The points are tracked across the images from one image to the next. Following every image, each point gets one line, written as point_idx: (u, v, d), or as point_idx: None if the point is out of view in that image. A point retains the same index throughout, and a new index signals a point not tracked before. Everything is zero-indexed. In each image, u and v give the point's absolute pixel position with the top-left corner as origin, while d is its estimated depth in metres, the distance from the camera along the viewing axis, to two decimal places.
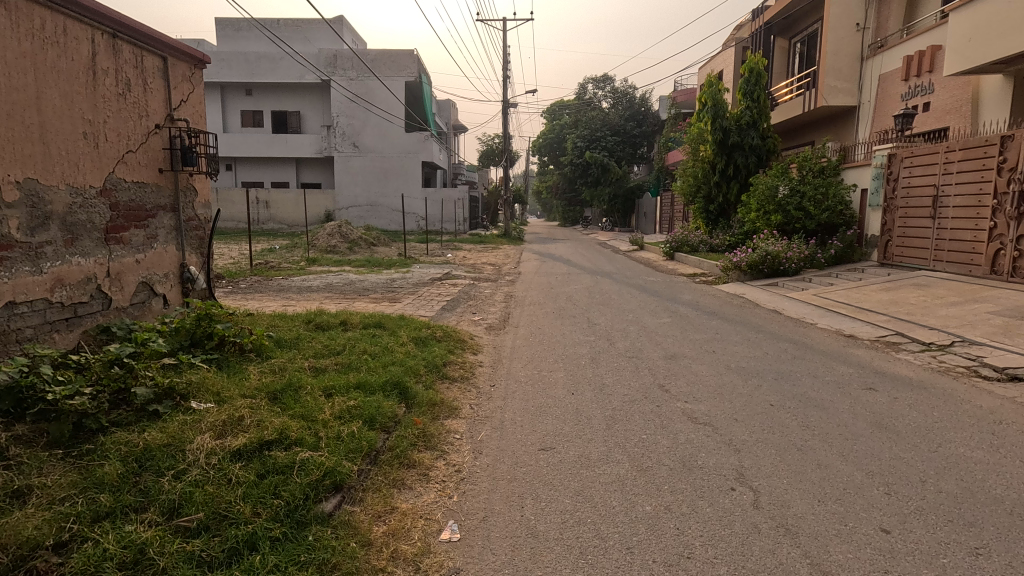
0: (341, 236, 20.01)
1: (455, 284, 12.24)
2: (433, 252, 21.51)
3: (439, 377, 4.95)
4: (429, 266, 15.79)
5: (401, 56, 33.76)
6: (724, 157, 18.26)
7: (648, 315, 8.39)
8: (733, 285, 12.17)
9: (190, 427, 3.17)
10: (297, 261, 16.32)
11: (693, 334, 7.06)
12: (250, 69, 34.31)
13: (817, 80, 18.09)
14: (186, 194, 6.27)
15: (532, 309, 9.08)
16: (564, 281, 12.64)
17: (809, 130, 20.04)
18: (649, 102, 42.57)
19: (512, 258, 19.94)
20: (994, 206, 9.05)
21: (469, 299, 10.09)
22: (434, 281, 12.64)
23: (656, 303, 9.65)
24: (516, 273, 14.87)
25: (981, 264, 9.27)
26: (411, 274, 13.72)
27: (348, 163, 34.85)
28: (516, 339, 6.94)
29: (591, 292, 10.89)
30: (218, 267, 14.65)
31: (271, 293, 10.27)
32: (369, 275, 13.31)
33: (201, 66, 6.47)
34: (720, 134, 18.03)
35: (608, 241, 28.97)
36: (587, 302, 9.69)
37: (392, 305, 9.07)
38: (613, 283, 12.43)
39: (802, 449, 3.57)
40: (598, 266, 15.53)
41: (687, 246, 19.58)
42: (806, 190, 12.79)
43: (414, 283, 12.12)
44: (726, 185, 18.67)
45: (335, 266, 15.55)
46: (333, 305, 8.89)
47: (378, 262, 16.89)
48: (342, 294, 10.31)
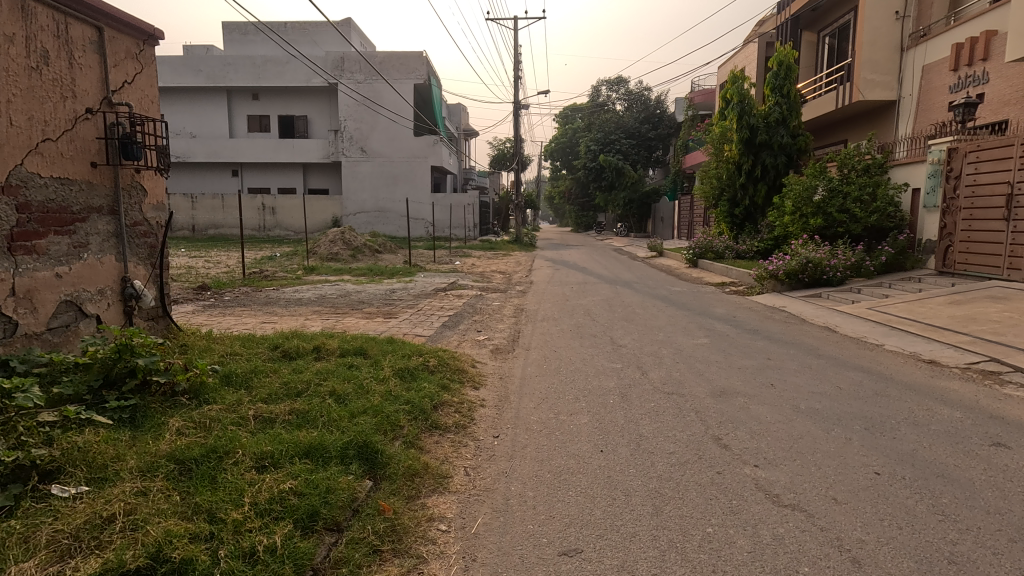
0: (343, 242, 19.03)
1: (461, 295, 11.18)
2: (440, 260, 20.49)
3: (426, 427, 3.81)
4: (434, 275, 14.74)
5: (409, 58, 32.93)
6: (752, 157, 16.98)
7: (681, 333, 7.22)
8: (769, 295, 10.94)
9: (24, 541, 2.05)
10: (294, 269, 15.38)
11: (741, 359, 5.87)
12: (258, 73, 33.78)
13: (852, 73, 16.81)
14: (130, 194, 5.23)
15: (545, 325, 7.96)
16: (580, 292, 11.51)
17: (841, 128, 18.72)
18: (664, 104, 41.31)
19: (523, 265, 18.86)
20: None
21: (474, 313, 8.99)
22: (438, 291, 11.59)
23: (687, 318, 8.48)
24: (527, 282, 13.77)
25: None
26: (415, 284, 12.71)
27: (356, 168, 34.06)
28: (527, 365, 5.81)
29: (611, 305, 9.74)
30: (208, 276, 13.71)
31: (255, 307, 9.24)
32: (368, 285, 12.29)
33: (150, 42, 5.43)
34: (747, 132, 16.78)
35: (624, 247, 27.77)
36: (607, 316, 8.55)
37: (388, 321, 8.00)
38: (635, 293, 11.27)
39: (959, 565, 2.36)
40: (616, 274, 14.37)
41: (712, 253, 18.08)
42: (850, 190, 11.53)
43: (416, 295, 11.08)
44: (753, 187, 17.38)
45: (333, 274, 14.55)
46: (320, 321, 7.83)
47: (381, 270, 15.90)
48: (334, 307, 9.27)
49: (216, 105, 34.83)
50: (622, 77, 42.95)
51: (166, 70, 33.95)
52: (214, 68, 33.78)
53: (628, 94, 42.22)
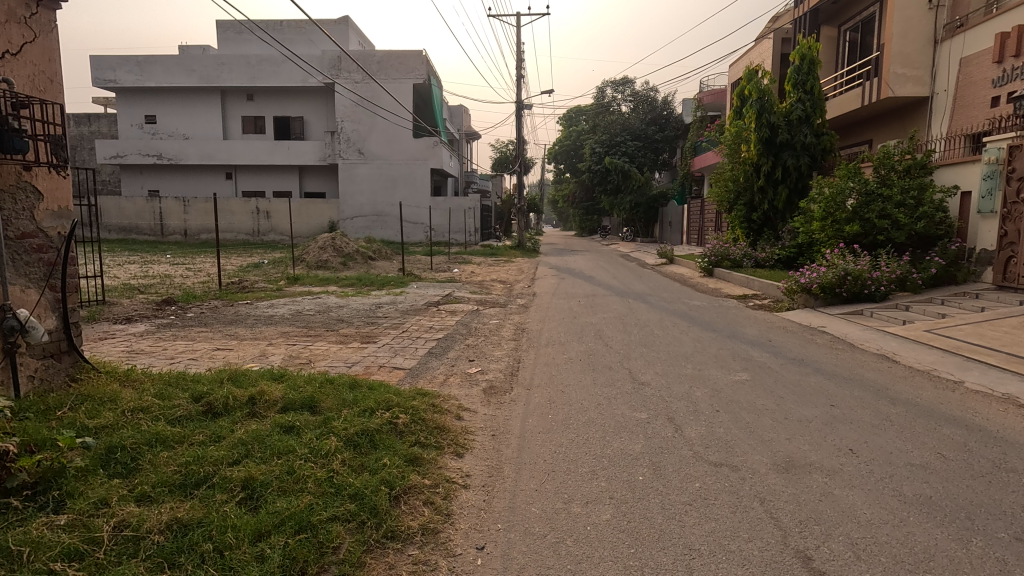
0: (334, 249, 17.89)
1: (456, 311, 9.99)
2: (438, 267, 19.38)
3: (376, 540, 2.60)
4: (428, 285, 13.60)
5: (408, 57, 31.89)
6: (772, 158, 15.78)
7: (712, 365, 6.01)
8: (802, 312, 9.72)
9: None
10: (277, 279, 14.24)
11: (798, 406, 4.65)
12: (253, 73, 32.76)
13: (880, 67, 15.61)
14: (16, 196, 4.07)
15: (548, 352, 6.75)
16: (588, 307, 10.33)
17: (868, 127, 17.50)
18: (672, 105, 40.10)
19: (525, 273, 17.72)
20: (1005, 214, 8.98)
21: (467, 335, 7.80)
22: (430, 306, 10.42)
23: (716, 341, 7.27)
24: (530, 294, 12.60)
25: (993, 275, 9.16)
26: (407, 297, 11.55)
27: (353, 171, 32.94)
28: (528, 414, 4.60)
29: (624, 324, 8.54)
30: (181, 287, 12.59)
31: (216, 326, 8.09)
32: (354, 299, 11.13)
33: (51, 4, 4.30)
34: (767, 131, 15.55)
35: (631, 253, 26.58)
36: (621, 339, 7.34)
37: (365, 348, 6.82)
38: (651, 309, 10.08)
39: None
40: (626, 285, 13.21)
41: (728, 261, 16.61)
42: (891, 193, 10.32)
43: (405, 310, 9.91)
44: (773, 190, 16.16)
45: (319, 285, 13.41)
46: (284, 349, 6.64)
47: (371, 279, 14.74)
48: (306, 327, 8.09)
49: (210, 106, 33.85)
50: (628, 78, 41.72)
51: (158, 69, 32.93)
52: (208, 68, 32.81)
53: (634, 95, 41.00)
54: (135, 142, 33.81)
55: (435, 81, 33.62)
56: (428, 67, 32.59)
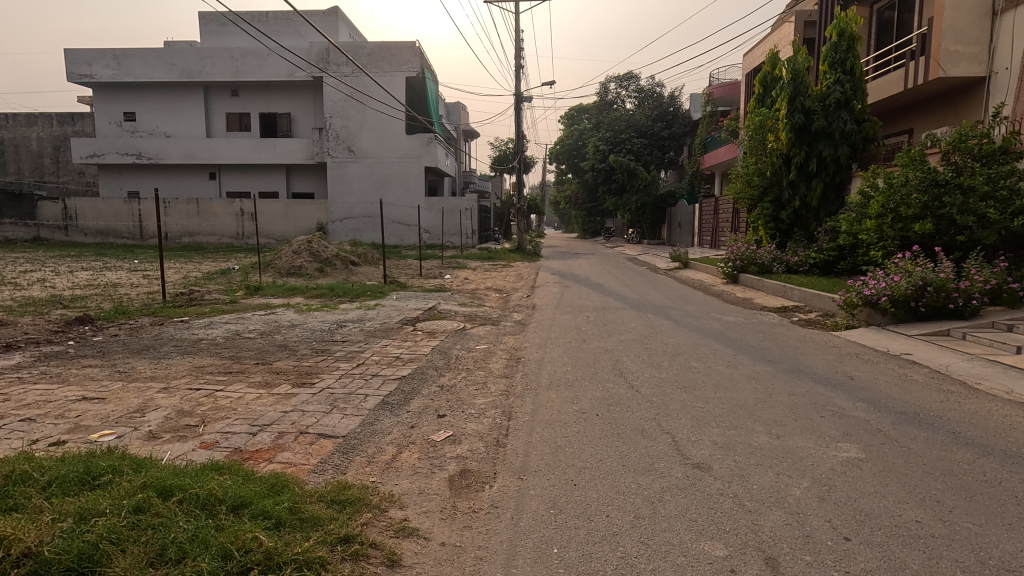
0: (309, 253, 15.99)
1: (434, 332, 8.02)
2: (428, 274, 17.48)
3: None
4: (410, 294, 11.67)
5: (401, 49, 30.03)
6: (805, 148, 13.86)
7: (796, 429, 4.02)
8: (867, 332, 7.76)
9: None
10: (235, 288, 12.32)
11: (988, 531, 2.68)
12: (236, 66, 30.92)
13: (928, 44, 13.68)
14: None
15: (551, 404, 4.75)
16: (598, 325, 8.37)
17: (910, 114, 15.63)
18: (678, 101, 38.27)
19: (524, 280, 15.82)
20: None
21: (442, 371, 5.83)
22: (404, 325, 8.45)
23: (781, 381, 5.28)
24: (528, 307, 10.64)
25: None
26: (381, 311, 9.63)
27: (343, 170, 31.12)
28: (517, 551, 2.62)
29: (649, 351, 6.58)
30: (116, 300, 10.68)
31: (112, 358, 6.14)
32: (315, 315, 9.18)
33: None
34: (801, 117, 13.59)
35: (639, 257, 24.63)
36: (650, 379, 5.37)
37: (293, 396, 4.83)
38: (679, 328, 8.12)
39: None
40: (640, 296, 11.30)
41: (755, 266, 14.33)
42: (975, 183, 8.51)
43: (371, 331, 7.94)
44: (805, 185, 14.25)
45: (282, 296, 11.51)
46: (176, 400, 4.66)
47: (346, 288, 12.83)
48: (232, 359, 6.13)
49: (192, 103, 32.04)
50: (633, 73, 39.65)
51: (136, 63, 31.05)
52: (189, 62, 31.03)
53: (639, 90, 39.03)
54: (112, 140, 31.93)
55: (429, 75, 31.79)
56: (422, 59, 30.78)
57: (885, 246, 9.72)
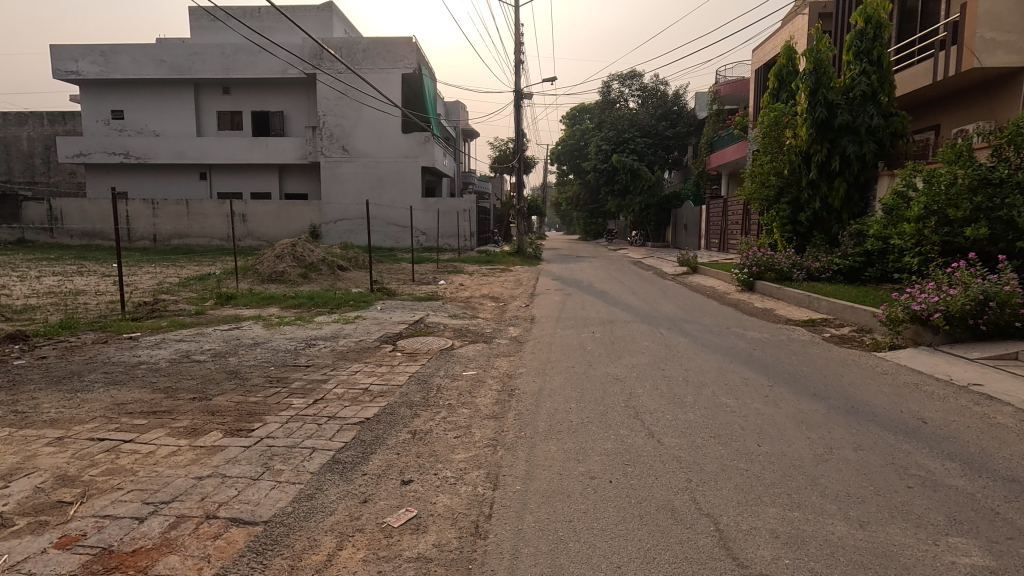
0: (293, 257, 14.96)
1: (416, 353, 6.93)
2: (421, 280, 16.42)
3: None
4: (396, 305, 10.61)
5: (397, 45, 29.05)
6: (827, 145, 12.80)
7: (886, 515, 2.93)
8: (919, 354, 6.68)
9: None
10: (206, 297, 11.29)
11: None
12: (227, 63, 29.98)
13: (960, 32, 12.58)
14: None
15: (551, 464, 3.67)
16: (606, 344, 7.32)
17: (939, 109, 14.59)
18: (683, 99, 37.20)
19: (522, 286, 14.78)
20: None
21: (417, 411, 4.75)
22: (383, 344, 7.38)
23: (841, 427, 4.19)
24: (526, 320, 9.55)
25: None
26: (361, 326, 8.56)
27: (336, 170, 30.12)
28: None
29: (669, 380, 5.51)
30: (70, 312, 9.64)
31: (21, 391, 5.08)
32: (285, 330, 8.13)
33: None
34: (824, 111, 12.52)
35: (644, 261, 23.54)
36: (674, 425, 4.29)
37: (220, 450, 3.75)
38: (699, 348, 7.06)
39: None
40: (650, 306, 10.24)
41: (773, 272, 13.25)
42: None
43: (344, 352, 6.85)
44: (827, 184, 13.19)
45: (255, 306, 10.47)
46: (64, 458, 3.59)
47: (329, 297, 11.79)
48: (166, 392, 5.07)
49: (181, 100, 31.05)
50: (636, 71, 38.48)
51: (123, 59, 30.06)
52: (179, 58, 30.09)
53: (642, 89, 37.91)
54: (99, 139, 30.93)
55: (427, 72, 30.78)
56: (418, 56, 29.77)
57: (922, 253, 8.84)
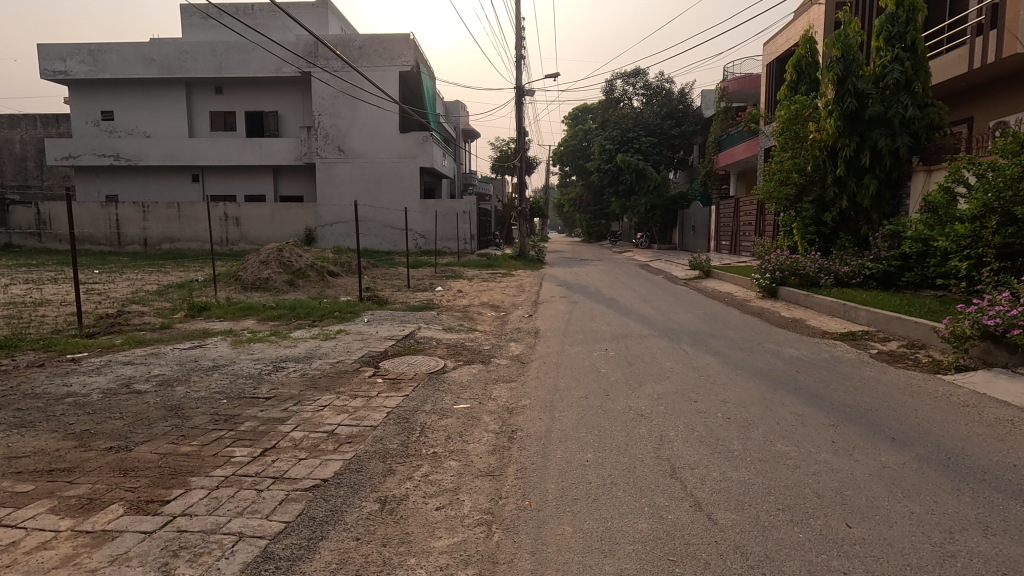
0: (278, 263, 13.97)
1: (400, 379, 5.86)
2: (417, 286, 15.40)
3: None
4: (386, 316, 9.59)
5: (394, 42, 28.09)
6: (856, 138, 11.77)
7: None
8: (995, 378, 5.62)
9: None
10: (179, 307, 10.29)
11: None
12: (219, 62, 29.10)
13: (1000, 14, 11.51)
14: None
15: (567, 563, 2.64)
16: (624, 366, 6.27)
17: (973, 99, 13.53)
18: (688, 97, 36.16)
19: (525, 293, 13.76)
20: None
21: (392, 467, 3.72)
22: (363, 367, 6.34)
23: (950, 496, 3.15)
24: (529, 334, 8.49)
25: None
26: (342, 343, 7.51)
27: (332, 171, 29.15)
28: None
29: (707, 420, 4.46)
30: (19, 326, 8.62)
31: None
32: (254, 349, 7.10)
33: None
34: (853, 101, 11.50)
35: (652, 265, 22.45)
36: (728, 494, 3.24)
37: (110, 541, 2.72)
38: (735, 370, 6.00)
39: None
40: (666, 318, 9.19)
41: (798, 278, 12.17)
42: None
43: (316, 378, 5.80)
44: (856, 182, 12.15)
45: (230, 318, 9.46)
46: None
47: (313, 306, 10.79)
48: (78, 439, 4.03)
49: (172, 100, 30.15)
50: (640, 69, 37.43)
51: (113, 58, 29.21)
52: (170, 57, 29.20)
53: (646, 87, 36.91)
54: (89, 141, 30.04)
55: (424, 70, 29.80)
56: (416, 53, 28.81)
57: (975, 255, 8.07)
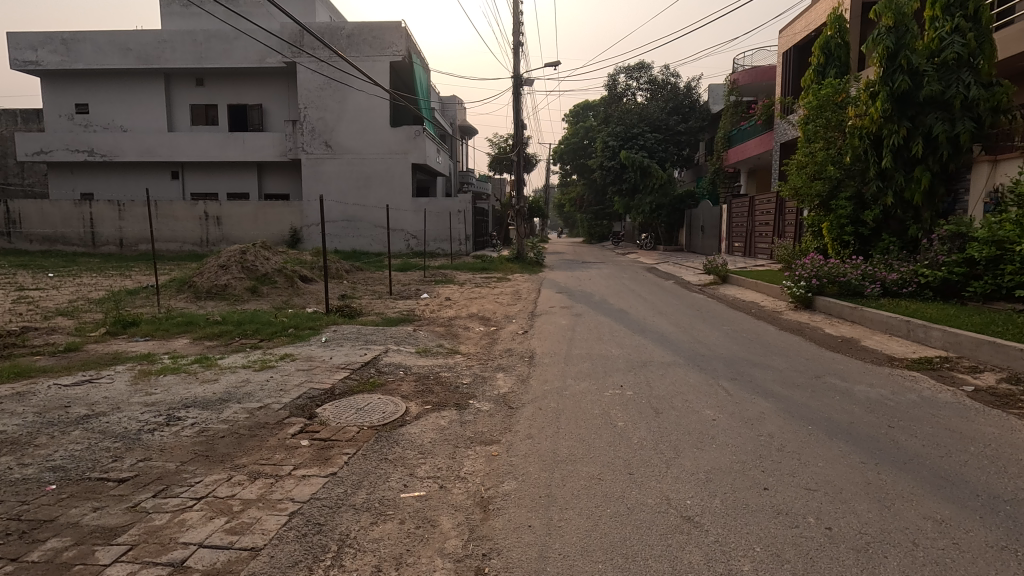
0: (240, 268, 12.31)
1: (337, 439, 4.16)
2: (400, 293, 13.70)
3: None
4: (350, 335, 7.92)
5: (385, 30, 26.42)
6: (907, 123, 10.09)
7: None
8: None
9: None
10: (106, 321, 8.61)
11: None
12: (199, 51, 27.44)
13: None
14: None
15: None
16: (648, 418, 4.57)
17: None
18: (695, 92, 34.48)
19: (520, 302, 12.06)
20: None
21: None
22: (291, 417, 4.64)
23: None
24: (521, 360, 6.83)
25: None
26: (279, 377, 5.81)
27: (319, 167, 27.44)
28: None
29: (806, 541, 2.75)
30: None
31: None
32: (157, 386, 5.39)
33: None
34: (906, 78, 9.84)
35: (660, 268, 20.77)
36: None
37: None
38: (805, 425, 4.30)
39: None
40: (689, 339, 7.52)
41: (838, 287, 10.44)
42: None
43: (213, 440, 4.08)
44: (905, 174, 10.46)
45: (162, 336, 7.79)
46: None
47: (269, 320, 9.12)
48: None
49: (151, 92, 28.50)
50: (644, 63, 35.77)
51: (87, 48, 27.54)
52: (146, 46, 27.52)
53: (651, 82, 35.23)
54: (62, 135, 28.35)
55: (417, 60, 28.14)
56: (408, 43, 27.14)
57: None
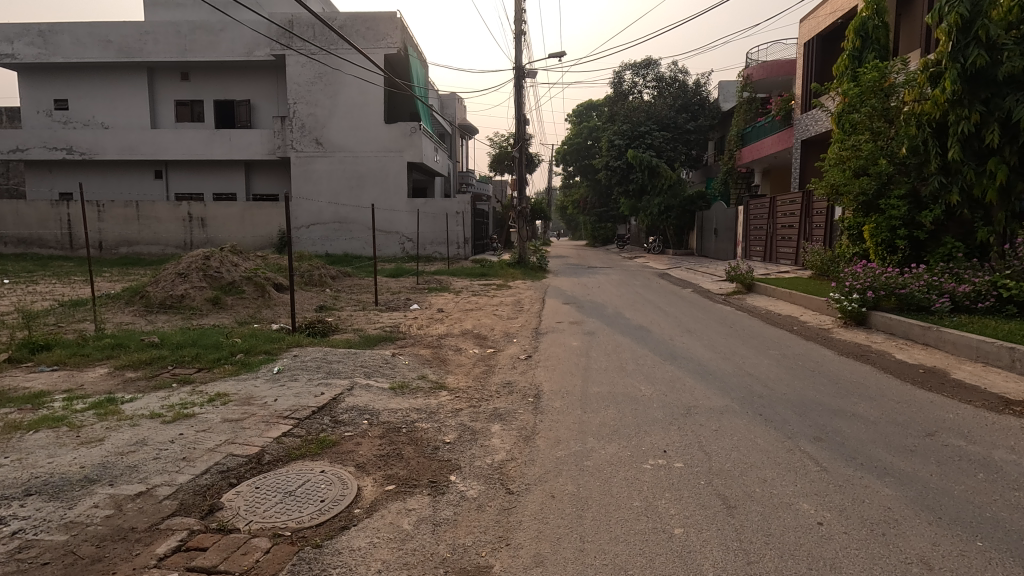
0: (203, 276, 10.78)
1: (227, 573, 2.59)
2: (387, 304, 12.15)
3: None
4: (310, 364, 6.36)
5: (379, 21, 24.90)
6: (981, 106, 8.55)
7: None
8: None
9: None
10: (17, 341, 7.06)
11: None
12: (184, 44, 26.00)
13: None
14: None
15: None
16: (719, 521, 2.99)
17: None
18: (705, 89, 32.88)
19: (522, 315, 10.49)
20: None
21: None
22: (173, 519, 3.03)
23: None
24: (522, 402, 5.24)
25: None
26: (190, 434, 4.20)
27: (309, 166, 25.91)
28: None
29: None
30: None
31: None
32: (10, 452, 3.81)
33: None
34: (982, 51, 8.30)
35: (674, 274, 19.19)
36: None
37: None
38: (974, 542, 2.74)
39: None
40: (735, 373, 5.93)
41: (898, 300, 8.84)
42: None
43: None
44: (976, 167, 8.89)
45: (76, 365, 6.23)
46: None
47: (219, 340, 7.54)
48: None
49: (133, 87, 27.06)
50: (651, 60, 34.18)
51: (65, 40, 26.10)
52: (128, 38, 26.08)
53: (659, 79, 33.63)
54: (39, 132, 26.89)
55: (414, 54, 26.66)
56: (404, 35, 25.64)
57: None
